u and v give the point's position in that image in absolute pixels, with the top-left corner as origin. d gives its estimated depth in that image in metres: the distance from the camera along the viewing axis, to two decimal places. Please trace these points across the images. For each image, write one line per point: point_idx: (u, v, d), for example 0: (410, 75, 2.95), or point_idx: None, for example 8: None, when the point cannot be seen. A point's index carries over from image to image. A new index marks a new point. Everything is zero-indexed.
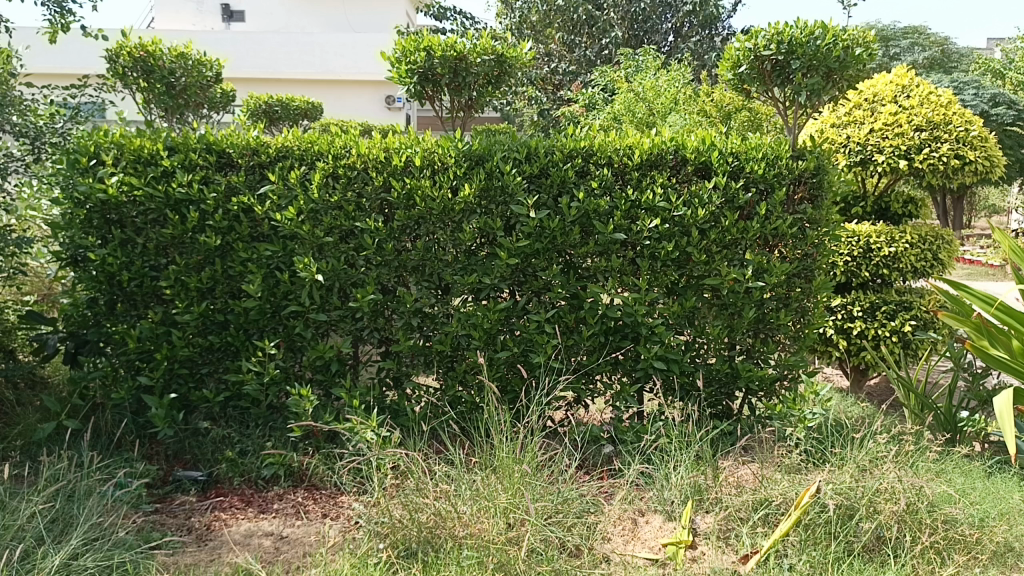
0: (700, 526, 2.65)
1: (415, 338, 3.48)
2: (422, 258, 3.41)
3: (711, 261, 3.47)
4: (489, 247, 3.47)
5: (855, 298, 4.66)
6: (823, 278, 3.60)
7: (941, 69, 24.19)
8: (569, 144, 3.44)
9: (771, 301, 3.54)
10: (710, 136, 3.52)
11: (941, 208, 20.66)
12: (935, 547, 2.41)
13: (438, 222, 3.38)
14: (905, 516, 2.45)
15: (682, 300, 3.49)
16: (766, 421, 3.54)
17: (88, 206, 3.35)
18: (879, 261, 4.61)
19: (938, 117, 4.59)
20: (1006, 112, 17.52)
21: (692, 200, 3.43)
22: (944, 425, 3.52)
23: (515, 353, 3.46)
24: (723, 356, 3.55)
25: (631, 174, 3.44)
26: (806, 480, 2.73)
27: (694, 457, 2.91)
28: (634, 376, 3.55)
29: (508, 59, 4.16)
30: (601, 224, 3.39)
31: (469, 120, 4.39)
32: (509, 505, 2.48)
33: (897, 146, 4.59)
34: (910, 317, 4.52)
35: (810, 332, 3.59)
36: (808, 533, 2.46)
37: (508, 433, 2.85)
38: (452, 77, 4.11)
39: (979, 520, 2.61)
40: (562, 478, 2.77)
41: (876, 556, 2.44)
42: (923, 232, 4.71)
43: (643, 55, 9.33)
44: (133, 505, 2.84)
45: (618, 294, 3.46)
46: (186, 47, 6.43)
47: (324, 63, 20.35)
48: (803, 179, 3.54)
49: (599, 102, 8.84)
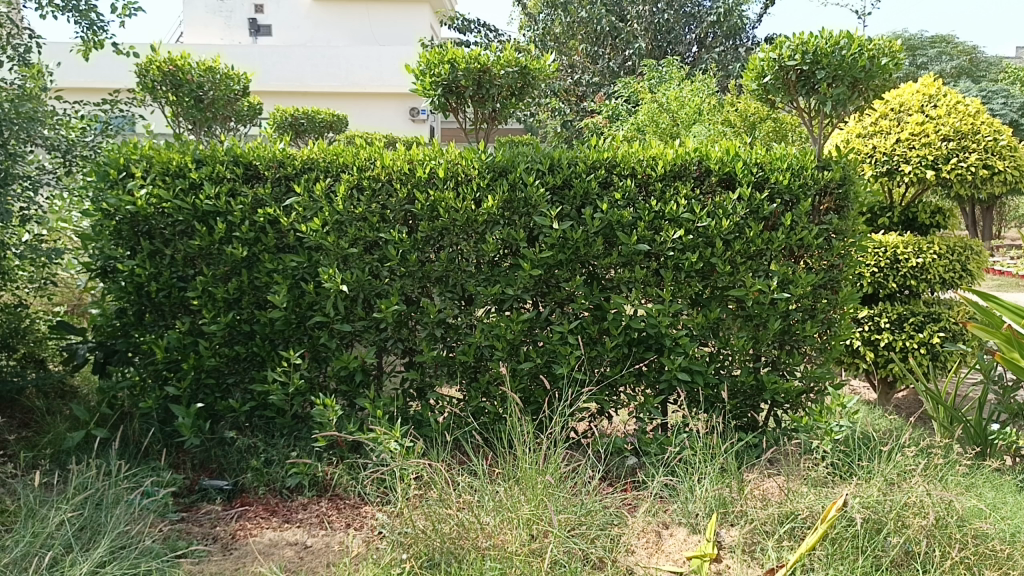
0: (726, 539, 2.63)
1: (438, 348, 3.49)
2: (446, 270, 3.42)
3: (736, 272, 3.44)
4: (512, 258, 3.49)
5: (882, 309, 4.61)
6: (849, 289, 3.56)
7: (970, 78, 23.92)
8: (591, 154, 3.45)
9: (797, 313, 3.50)
10: (734, 146, 3.51)
11: (970, 219, 20.41)
12: (965, 563, 2.36)
13: (461, 233, 3.40)
14: (934, 531, 2.41)
15: (706, 311, 3.48)
16: (792, 433, 3.50)
17: (117, 218, 3.41)
18: (907, 272, 4.57)
19: (966, 127, 4.54)
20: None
21: (716, 210, 3.41)
22: (974, 438, 3.47)
23: (538, 364, 3.46)
24: (748, 368, 3.52)
25: (654, 185, 3.43)
26: (833, 494, 2.69)
27: (718, 469, 2.89)
28: (658, 388, 3.54)
29: (531, 71, 4.18)
30: (625, 235, 3.38)
31: (492, 131, 4.40)
32: (532, 516, 2.48)
33: (924, 156, 4.54)
34: (938, 328, 4.47)
35: (837, 344, 3.55)
36: (835, 546, 2.44)
37: (531, 444, 2.84)
38: (475, 89, 4.13)
39: (1010, 535, 2.57)
40: (585, 489, 2.76)
41: (904, 570, 2.40)
42: (951, 243, 4.65)
43: (666, 65, 9.33)
44: (160, 514, 2.87)
45: (642, 305, 3.46)
46: (215, 61, 6.53)
47: (348, 75, 20.57)
48: (829, 190, 3.52)
49: (622, 113, 8.85)
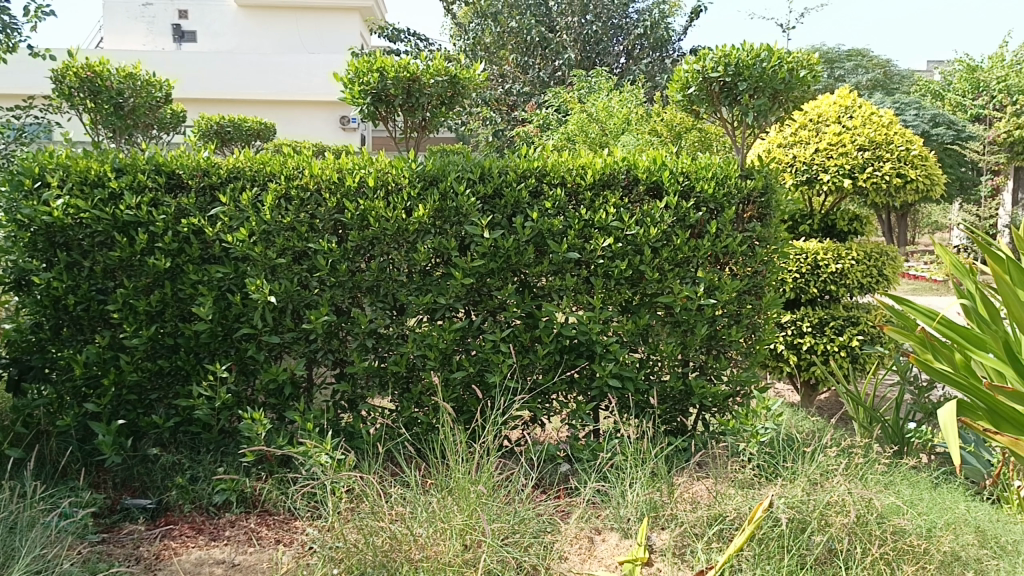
0: (656, 543, 2.68)
1: (369, 359, 3.46)
2: (377, 279, 3.39)
3: (664, 279, 3.50)
4: (443, 267, 3.47)
5: (803, 313, 4.75)
6: (772, 295, 3.67)
7: (884, 89, 24.87)
8: (522, 164, 3.47)
9: (723, 318, 3.58)
10: (661, 155, 3.58)
11: (886, 225, 21.20)
12: (885, 559, 2.44)
13: (392, 242, 3.37)
14: (855, 528, 2.49)
15: (636, 318, 3.53)
16: (719, 436, 3.58)
17: (32, 229, 3.27)
18: (827, 277, 4.72)
19: (880, 137, 4.72)
20: (946, 132, 18.09)
21: (645, 218, 3.46)
22: (892, 437, 3.60)
23: (470, 373, 3.46)
24: (677, 373, 3.58)
25: (583, 194, 3.47)
26: (759, 494, 2.75)
27: (649, 474, 2.93)
28: (589, 395, 3.57)
29: (462, 80, 4.18)
30: (556, 243, 3.41)
31: (423, 140, 4.38)
32: (465, 526, 2.47)
33: (841, 166, 4.71)
34: (857, 332, 4.64)
35: (761, 348, 3.66)
36: (762, 547, 2.49)
37: (463, 454, 2.83)
38: (405, 97, 4.12)
39: (926, 530, 2.66)
40: (519, 497, 2.76)
41: (828, 568, 2.46)
42: (867, 249, 4.82)
43: (595, 75, 9.46)
44: (78, 536, 2.76)
45: (573, 312, 3.49)
46: (135, 68, 6.36)
47: (275, 84, 20.25)
48: (752, 198, 3.62)
49: (553, 122, 8.93)
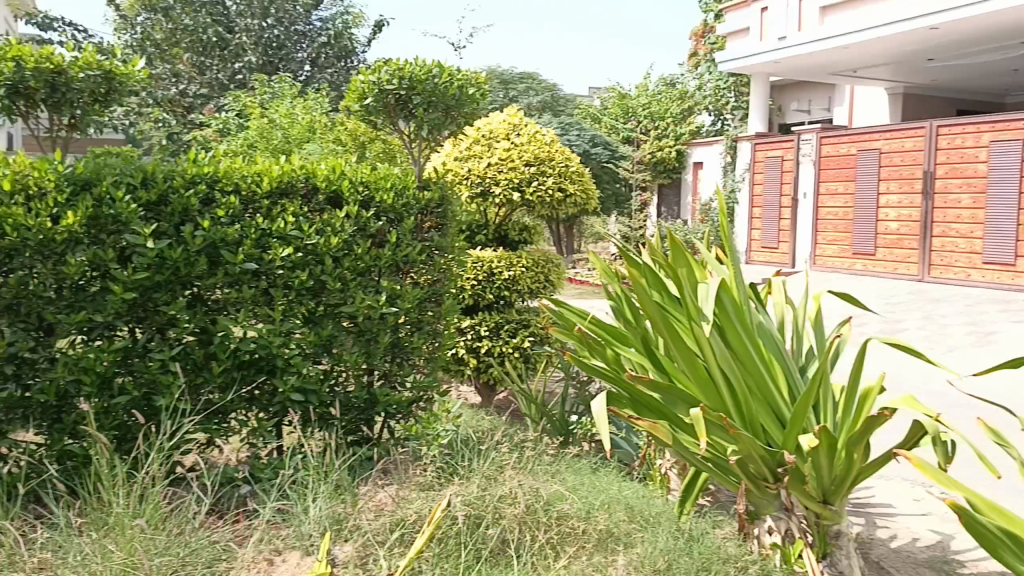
0: (339, 555, 2.58)
1: (8, 389, 3.01)
2: (17, 296, 2.96)
3: (347, 288, 3.48)
4: (100, 281, 3.12)
5: (481, 318, 5.12)
6: (451, 302, 3.94)
7: (551, 110, 27.23)
8: (192, 170, 3.25)
9: (405, 327, 3.70)
10: (339, 165, 3.58)
11: (554, 236, 23.21)
12: (550, 543, 2.67)
13: (36, 254, 2.96)
14: (524, 518, 2.70)
15: (318, 330, 3.44)
16: (402, 442, 3.66)
17: None
18: (500, 284, 5.11)
19: (542, 155, 5.14)
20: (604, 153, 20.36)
21: (325, 228, 3.43)
22: (559, 429, 4.00)
23: (135, 397, 3.17)
24: (361, 382, 3.58)
25: (260, 202, 3.35)
26: (438, 496, 2.86)
27: (333, 486, 2.91)
28: (270, 411, 3.44)
29: (118, 77, 3.82)
30: (230, 253, 3.24)
31: (73, 141, 3.95)
32: (127, 566, 2.26)
33: (511, 180, 5.05)
34: (527, 333, 5.11)
35: (443, 352, 3.89)
36: (441, 547, 2.58)
37: (122, 490, 2.57)
38: (50, 92, 3.70)
39: (587, 511, 2.87)
40: (190, 526, 2.56)
41: (502, 558, 2.63)
42: (535, 257, 5.29)
43: (279, 82, 9.25)
44: None
45: (252, 327, 3.32)
46: None
47: None
48: (428, 209, 3.87)
49: (231, 127, 8.52)
